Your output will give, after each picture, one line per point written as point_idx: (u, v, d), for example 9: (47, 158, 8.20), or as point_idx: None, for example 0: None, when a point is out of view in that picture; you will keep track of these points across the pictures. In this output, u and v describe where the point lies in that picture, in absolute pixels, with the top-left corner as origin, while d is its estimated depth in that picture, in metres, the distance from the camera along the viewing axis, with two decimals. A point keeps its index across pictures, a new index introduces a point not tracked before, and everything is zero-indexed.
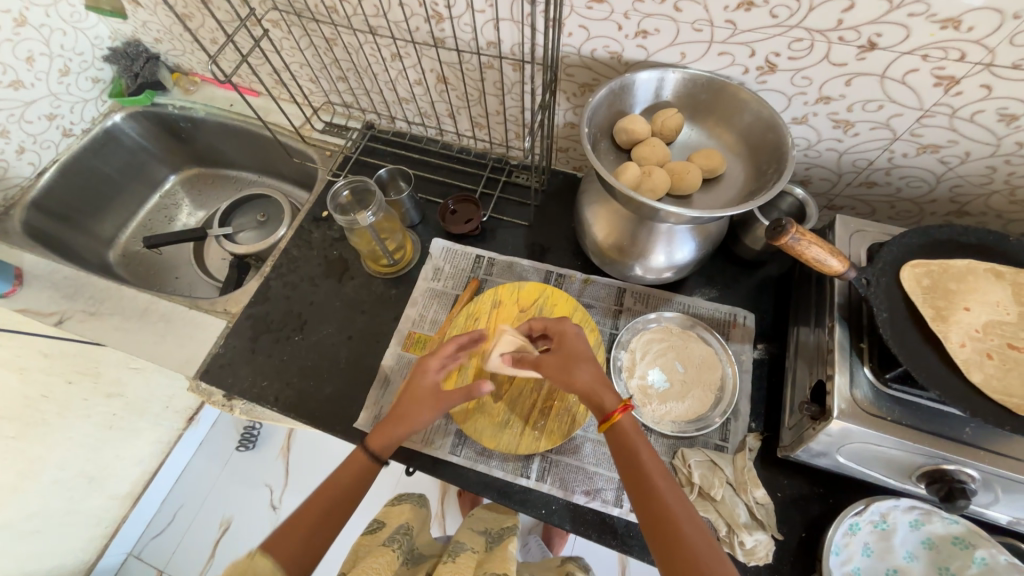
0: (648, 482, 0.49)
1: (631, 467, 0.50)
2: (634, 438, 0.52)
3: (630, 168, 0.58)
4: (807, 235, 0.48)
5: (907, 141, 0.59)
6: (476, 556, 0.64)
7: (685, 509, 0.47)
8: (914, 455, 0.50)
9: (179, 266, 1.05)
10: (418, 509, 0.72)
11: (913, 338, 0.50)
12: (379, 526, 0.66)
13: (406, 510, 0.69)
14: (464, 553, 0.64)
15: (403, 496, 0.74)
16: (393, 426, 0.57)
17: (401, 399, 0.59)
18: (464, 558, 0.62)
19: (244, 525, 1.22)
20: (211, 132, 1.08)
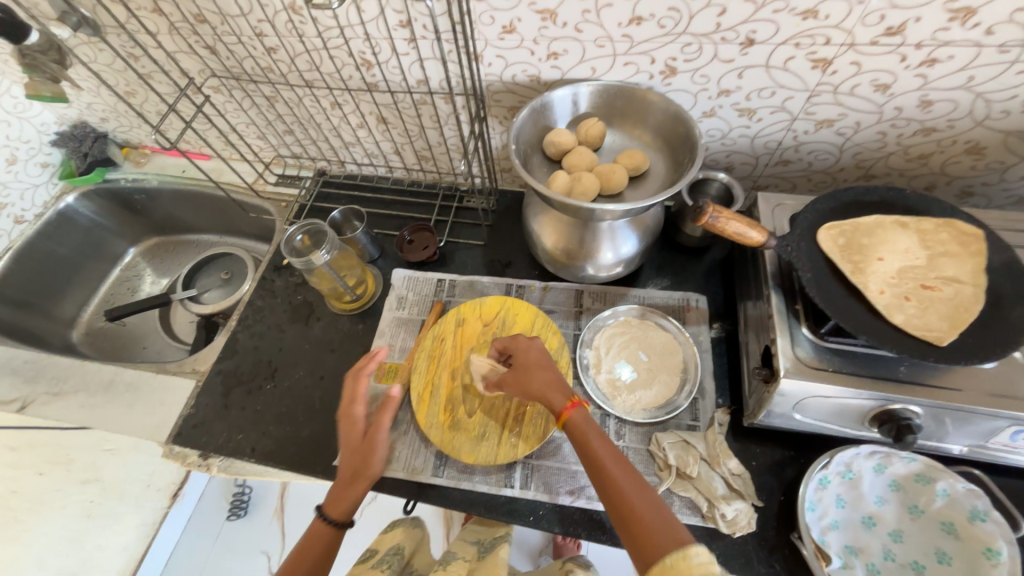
0: (612, 478, 0.49)
1: (593, 460, 0.51)
2: (590, 432, 0.53)
3: (561, 176, 0.63)
4: (723, 212, 0.53)
5: (804, 119, 0.66)
6: (466, 564, 0.66)
7: (645, 497, 0.47)
8: (860, 401, 0.53)
9: (146, 335, 1.04)
10: (412, 530, 0.72)
11: (837, 292, 0.54)
12: (371, 554, 0.66)
13: (399, 534, 0.70)
14: (454, 562, 0.66)
15: (397, 521, 0.74)
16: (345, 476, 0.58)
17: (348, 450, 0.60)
18: (454, 567, 0.65)
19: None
20: (166, 200, 1.09)
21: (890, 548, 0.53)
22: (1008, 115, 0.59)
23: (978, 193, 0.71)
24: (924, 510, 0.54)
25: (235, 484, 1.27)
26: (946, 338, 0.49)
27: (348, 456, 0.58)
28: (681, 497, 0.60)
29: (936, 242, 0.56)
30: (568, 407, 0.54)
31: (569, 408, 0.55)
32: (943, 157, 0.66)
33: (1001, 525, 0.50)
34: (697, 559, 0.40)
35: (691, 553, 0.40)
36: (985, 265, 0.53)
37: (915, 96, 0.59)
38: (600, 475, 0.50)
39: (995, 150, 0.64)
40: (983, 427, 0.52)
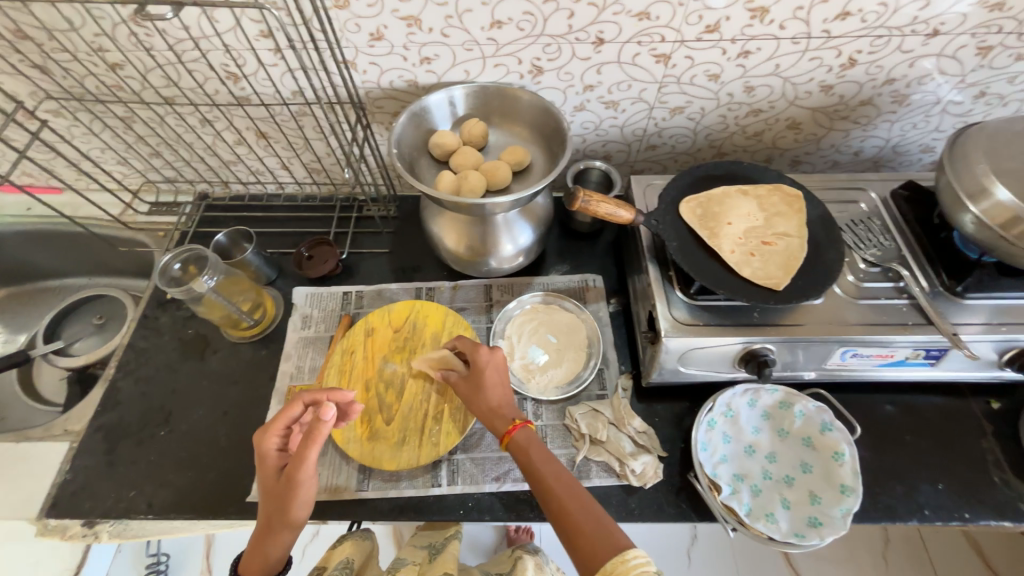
0: (555, 494, 0.51)
1: (538, 478, 0.53)
2: (533, 450, 0.55)
3: (447, 176, 0.65)
4: (594, 196, 0.58)
5: (660, 108, 0.74)
6: (416, 569, 0.65)
7: (586, 509, 0.49)
8: (727, 347, 0.61)
9: (4, 403, 0.89)
10: (361, 542, 0.68)
11: (699, 256, 0.62)
12: (316, 574, 0.63)
13: (346, 547, 0.66)
14: (404, 567, 0.66)
15: (347, 534, 0.70)
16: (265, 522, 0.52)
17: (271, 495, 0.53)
18: (404, 573, 0.64)
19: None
20: (11, 244, 0.95)
21: (767, 469, 0.62)
22: (811, 95, 0.71)
23: (805, 161, 0.84)
24: (789, 431, 0.64)
25: (148, 554, 1.10)
26: (782, 283, 0.59)
27: (267, 500, 0.52)
28: (598, 462, 0.65)
29: (770, 204, 0.66)
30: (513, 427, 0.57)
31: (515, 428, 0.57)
32: (773, 133, 0.78)
33: (843, 432, 0.61)
34: (631, 559, 0.43)
35: (627, 556, 0.43)
36: (806, 219, 0.64)
37: (740, 83, 0.69)
38: (545, 494, 0.52)
39: (808, 125, 0.76)
40: (821, 353, 0.63)
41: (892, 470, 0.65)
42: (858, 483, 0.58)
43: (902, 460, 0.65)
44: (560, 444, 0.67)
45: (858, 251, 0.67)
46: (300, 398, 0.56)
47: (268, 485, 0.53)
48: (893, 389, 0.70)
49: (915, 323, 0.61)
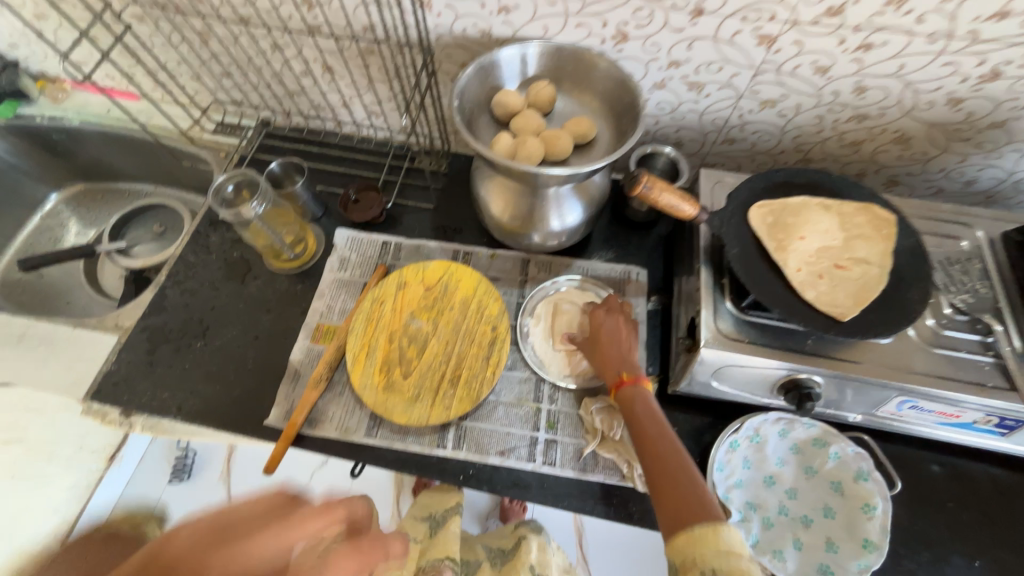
0: (662, 455, 0.50)
1: (642, 434, 0.53)
2: (642, 406, 0.55)
3: (505, 138, 0.61)
4: (657, 183, 0.53)
5: (749, 98, 0.67)
6: (419, 546, 0.68)
7: (690, 478, 0.47)
8: (770, 370, 0.57)
9: (71, 289, 0.97)
10: None
11: (759, 267, 0.57)
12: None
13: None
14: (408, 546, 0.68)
15: (346, 502, 0.76)
16: None
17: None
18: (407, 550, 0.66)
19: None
20: (91, 143, 1.00)
21: (784, 504, 0.59)
22: (933, 106, 0.62)
23: (903, 183, 0.74)
24: (817, 471, 0.60)
25: (178, 447, 1.21)
26: (848, 314, 0.53)
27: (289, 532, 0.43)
28: (605, 458, 0.64)
29: (853, 225, 0.59)
30: (630, 377, 0.58)
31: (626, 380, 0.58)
32: (874, 145, 0.69)
33: (880, 484, 0.55)
34: (727, 539, 0.40)
35: (722, 534, 0.40)
36: (893, 248, 0.57)
37: (850, 81, 0.61)
38: (648, 451, 0.51)
39: (919, 141, 0.67)
40: (875, 397, 0.57)
41: (923, 535, 0.59)
42: (884, 541, 0.53)
43: (938, 527, 0.60)
44: (570, 433, 0.66)
45: (945, 293, 0.59)
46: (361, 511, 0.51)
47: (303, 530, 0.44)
48: (947, 450, 0.64)
49: (995, 385, 0.53)
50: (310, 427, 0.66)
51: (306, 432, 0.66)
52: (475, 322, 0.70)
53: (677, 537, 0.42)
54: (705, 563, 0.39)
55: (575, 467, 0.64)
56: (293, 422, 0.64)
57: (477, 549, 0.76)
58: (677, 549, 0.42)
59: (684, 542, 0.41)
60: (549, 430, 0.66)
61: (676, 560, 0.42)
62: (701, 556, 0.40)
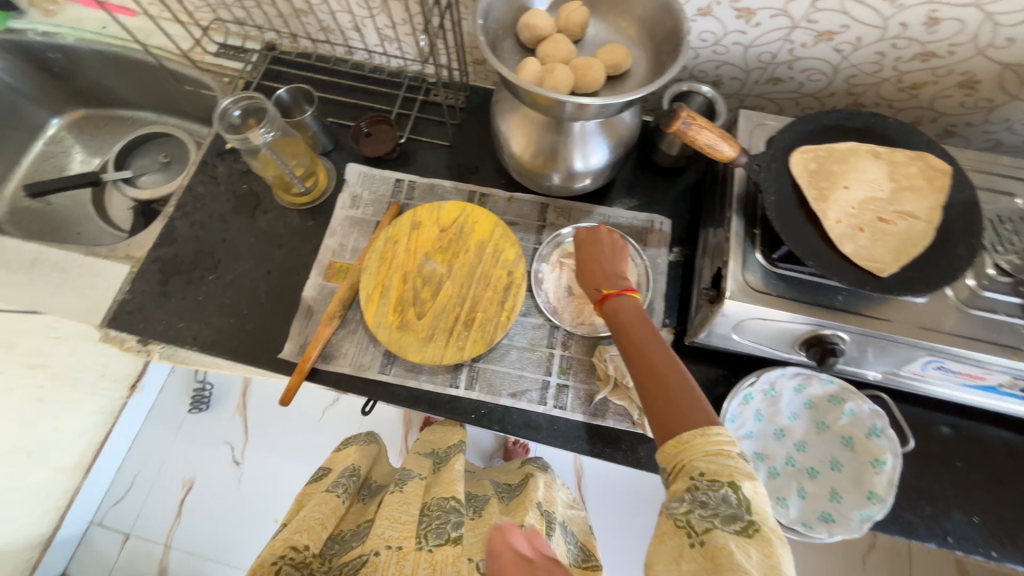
0: (650, 364, 0.46)
1: (629, 342, 0.49)
2: (626, 316, 0.51)
3: (532, 65, 0.56)
4: (697, 119, 0.49)
5: (804, 29, 0.60)
6: (423, 483, 0.64)
7: (681, 382, 0.44)
8: (795, 325, 0.55)
9: (80, 218, 0.96)
10: (365, 448, 0.73)
11: (797, 217, 0.53)
12: (325, 473, 0.70)
13: (352, 453, 0.72)
14: (411, 481, 0.64)
15: (351, 440, 0.76)
16: None
17: None
18: (412, 487, 0.62)
19: (208, 486, 1.17)
20: (89, 65, 0.95)
21: (792, 456, 0.60)
22: (1011, 44, 0.55)
23: (959, 134, 0.69)
24: (829, 426, 0.60)
25: (196, 379, 1.23)
26: (887, 269, 0.50)
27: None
28: (616, 405, 0.64)
29: (903, 175, 0.55)
30: (613, 291, 0.54)
31: (610, 295, 0.54)
32: (935, 89, 0.63)
33: (892, 441, 0.56)
34: (716, 441, 0.38)
35: (711, 438, 0.38)
36: (944, 202, 0.53)
37: (923, 11, 0.54)
38: (634, 359, 0.48)
39: (988, 86, 0.61)
40: (901, 356, 0.55)
41: (927, 491, 0.60)
42: (890, 494, 0.54)
43: (943, 485, 0.60)
44: (583, 379, 0.66)
45: (991, 253, 0.56)
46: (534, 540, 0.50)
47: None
48: (963, 412, 0.63)
49: None
50: (324, 363, 0.66)
51: (321, 367, 0.66)
52: (491, 265, 0.68)
53: (668, 444, 0.40)
54: (693, 467, 0.38)
55: (586, 412, 0.64)
56: (307, 356, 0.64)
57: (486, 485, 0.75)
58: (667, 454, 0.40)
59: (673, 447, 0.40)
60: (562, 376, 0.66)
61: (666, 465, 0.40)
62: (690, 461, 0.38)
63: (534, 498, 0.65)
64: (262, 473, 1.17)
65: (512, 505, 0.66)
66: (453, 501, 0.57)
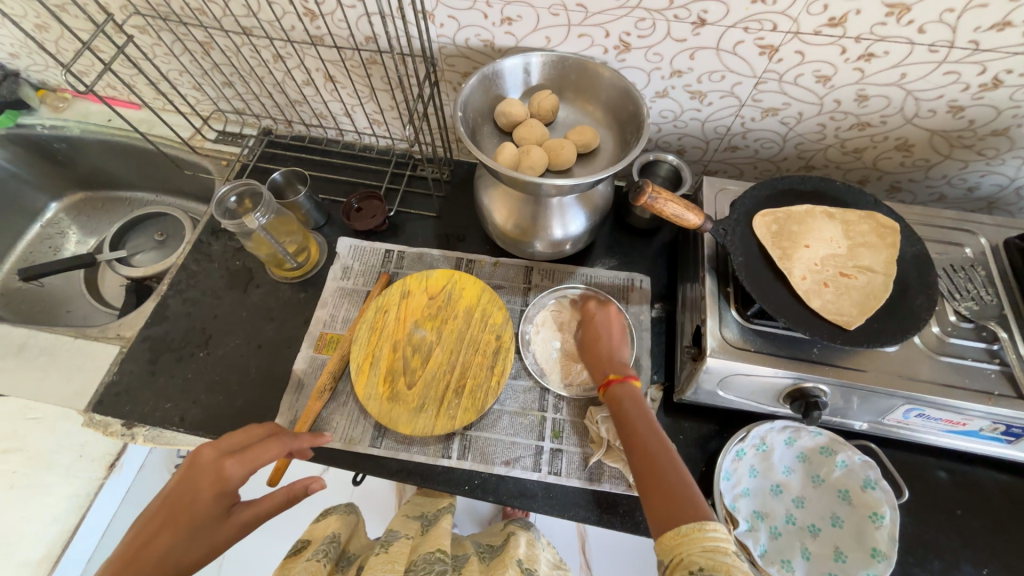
0: (650, 454, 0.48)
1: (632, 432, 0.51)
2: (631, 406, 0.53)
3: (509, 148, 0.61)
4: (662, 193, 0.53)
5: (751, 106, 0.67)
6: (409, 542, 0.67)
7: (677, 474, 0.45)
8: (777, 379, 0.56)
9: (70, 298, 0.97)
10: (345, 517, 0.75)
11: (764, 275, 0.57)
12: (304, 545, 0.69)
13: (332, 523, 0.73)
14: (397, 541, 0.67)
15: (330, 510, 0.77)
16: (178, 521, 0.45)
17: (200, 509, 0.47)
18: (397, 547, 0.65)
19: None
20: (91, 153, 1.00)
21: (792, 513, 0.59)
22: (934, 114, 0.62)
23: (905, 189, 0.75)
24: (824, 479, 0.60)
25: (179, 454, 1.20)
26: (854, 322, 0.53)
27: (203, 539, 0.45)
28: (611, 467, 0.64)
29: (857, 233, 0.59)
30: (619, 377, 0.57)
31: (613, 381, 0.57)
32: (876, 152, 0.70)
33: (887, 493, 0.56)
34: (712, 537, 0.38)
35: (709, 533, 0.39)
36: (897, 256, 0.57)
37: (852, 90, 0.61)
38: (636, 449, 0.49)
39: (921, 148, 0.67)
40: (882, 405, 0.57)
41: (932, 543, 0.59)
42: (893, 550, 0.53)
43: (945, 535, 0.60)
44: (576, 442, 0.66)
45: (950, 301, 0.59)
46: (255, 432, 0.54)
47: (208, 511, 0.46)
48: (954, 457, 0.63)
49: (1002, 394, 0.53)
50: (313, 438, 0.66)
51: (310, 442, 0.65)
52: (479, 330, 0.69)
53: (665, 536, 0.40)
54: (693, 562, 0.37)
55: (581, 477, 0.63)
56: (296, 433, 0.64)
57: (466, 545, 0.74)
58: (666, 549, 0.40)
59: (673, 540, 0.39)
60: (555, 440, 0.66)
61: (665, 558, 0.40)
62: (688, 553, 0.38)
63: (515, 555, 0.64)
64: (240, 555, 1.06)
65: (493, 563, 0.66)
66: (438, 552, 0.62)
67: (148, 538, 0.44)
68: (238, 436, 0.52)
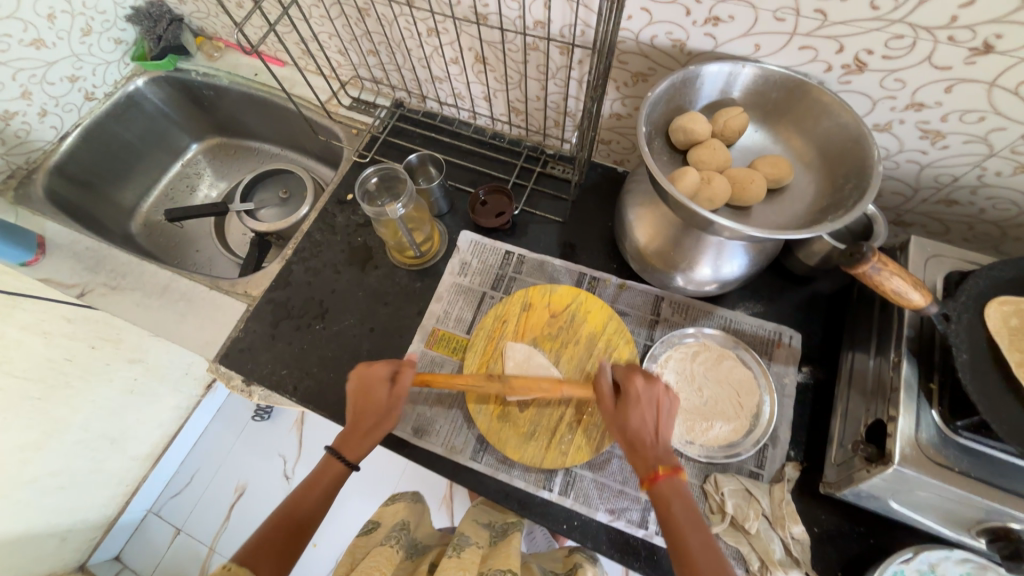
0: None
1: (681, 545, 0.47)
2: (677, 507, 0.48)
3: (690, 173, 0.52)
4: (889, 264, 0.43)
5: (1004, 158, 0.53)
6: (479, 551, 0.58)
7: None
8: (977, 510, 0.46)
9: (200, 239, 1.03)
10: (413, 506, 0.68)
11: (994, 383, 0.45)
12: (374, 527, 0.64)
13: (400, 509, 0.66)
14: (466, 546, 0.57)
15: (399, 494, 0.71)
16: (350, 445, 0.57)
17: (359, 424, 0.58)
18: (467, 553, 0.56)
19: (259, 494, 1.17)
20: (233, 102, 1.04)
21: None
22: None
23: None
24: None
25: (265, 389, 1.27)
26: None
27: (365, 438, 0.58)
28: (729, 545, 0.56)
29: None
30: (665, 474, 0.49)
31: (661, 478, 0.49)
32: None
33: None
34: None
35: None
36: None
37: None
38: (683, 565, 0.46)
39: None
40: None
41: None
42: None
43: None
44: None
45: None
46: (384, 364, 0.60)
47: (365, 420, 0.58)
48: None
49: None
50: (416, 437, 0.64)
51: (413, 441, 0.64)
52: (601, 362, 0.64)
53: None
54: None
55: None
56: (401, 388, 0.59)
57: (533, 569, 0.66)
58: None
59: None
60: None
61: None
62: None
63: None
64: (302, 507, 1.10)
65: None
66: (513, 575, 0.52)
67: (335, 449, 0.57)
68: (363, 374, 0.59)
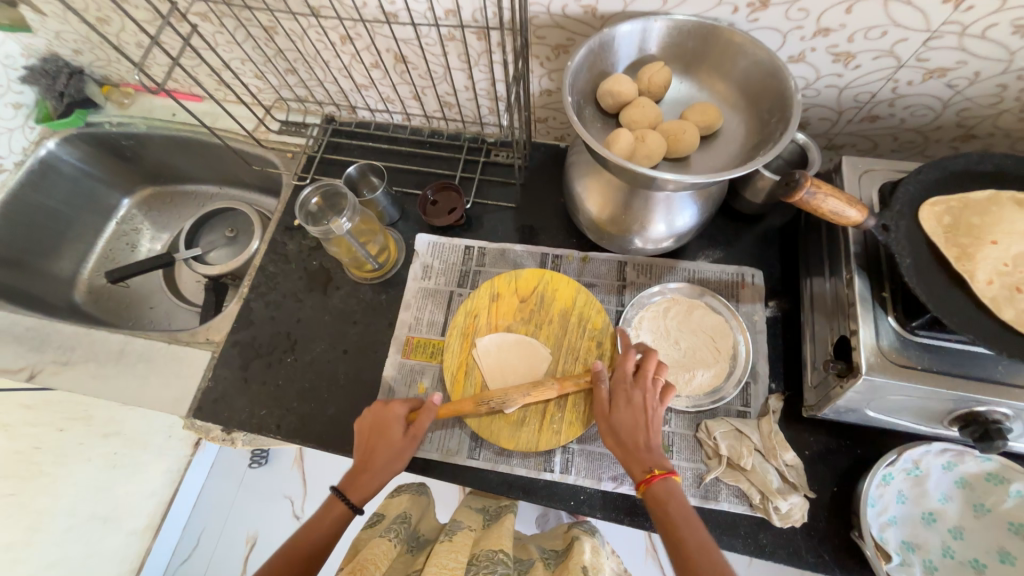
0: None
1: (677, 537, 0.47)
2: (675, 508, 0.48)
3: (623, 135, 0.53)
4: (823, 187, 0.44)
5: (913, 67, 0.55)
6: (472, 535, 0.57)
7: None
8: (944, 402, 0.48)
9: (151, 295, 0.99)
10: (417, 498, 0.67)
11: (938, 280, 0.47)
12: (378, 518, 0.61)
13: (404, 500, 0.65)
14: (459, 531, 0.57)
15: (401, 487, 0.69)
16: (357, 485, 0.55)
17: (373, 448, 0.56)
18: (459, 536, 0.55)
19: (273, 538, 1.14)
20: (157, 147, 0.99)
21: (949, 545, 0.52)
22: None
23: None
24: (990, 509, 0.52)
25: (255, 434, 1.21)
26: None
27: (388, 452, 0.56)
28: (730, 486, 0.58)
29: None
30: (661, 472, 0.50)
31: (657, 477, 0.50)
32: None
33: None
34: None
35: None
36: None
37: None
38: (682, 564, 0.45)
39: None
40: None
41: None
42: None
43: None
44: (687, 457, 0.60)
45: None
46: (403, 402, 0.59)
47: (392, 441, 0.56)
48: None
49: None
50: (410, 448, 0.64)
51: (408, 453, 0.63)
52: (578, 337, 0.64)
53: None
54: None
55: (696, 495, 0.58)
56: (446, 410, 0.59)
57: (530, 549, 0.65)
58: None
59: None
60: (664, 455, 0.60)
61: None
62: None
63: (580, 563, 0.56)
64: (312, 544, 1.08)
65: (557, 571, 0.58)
66: (502, 554, 0.52)
67: (342, 490, 0.54)
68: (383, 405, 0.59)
